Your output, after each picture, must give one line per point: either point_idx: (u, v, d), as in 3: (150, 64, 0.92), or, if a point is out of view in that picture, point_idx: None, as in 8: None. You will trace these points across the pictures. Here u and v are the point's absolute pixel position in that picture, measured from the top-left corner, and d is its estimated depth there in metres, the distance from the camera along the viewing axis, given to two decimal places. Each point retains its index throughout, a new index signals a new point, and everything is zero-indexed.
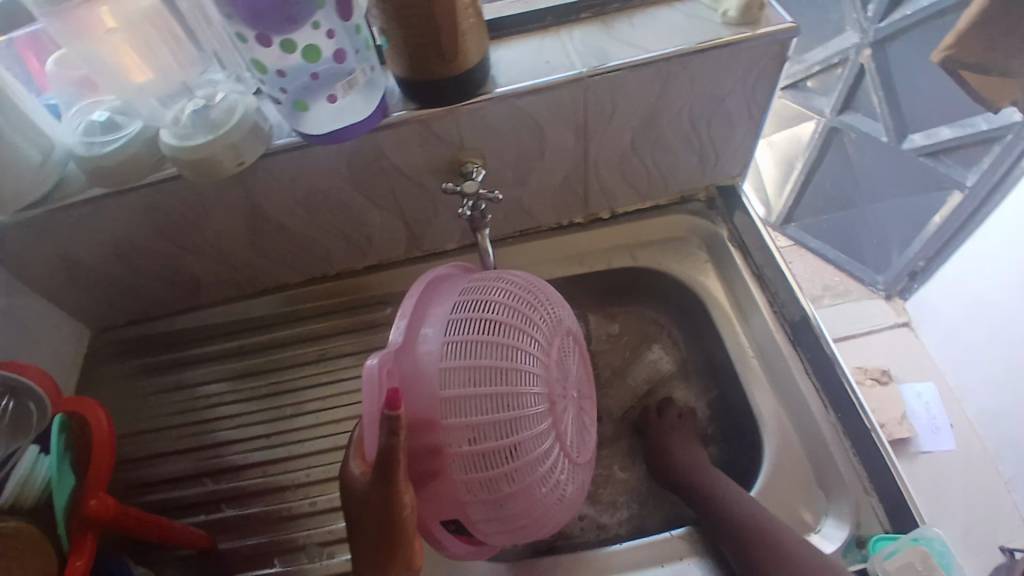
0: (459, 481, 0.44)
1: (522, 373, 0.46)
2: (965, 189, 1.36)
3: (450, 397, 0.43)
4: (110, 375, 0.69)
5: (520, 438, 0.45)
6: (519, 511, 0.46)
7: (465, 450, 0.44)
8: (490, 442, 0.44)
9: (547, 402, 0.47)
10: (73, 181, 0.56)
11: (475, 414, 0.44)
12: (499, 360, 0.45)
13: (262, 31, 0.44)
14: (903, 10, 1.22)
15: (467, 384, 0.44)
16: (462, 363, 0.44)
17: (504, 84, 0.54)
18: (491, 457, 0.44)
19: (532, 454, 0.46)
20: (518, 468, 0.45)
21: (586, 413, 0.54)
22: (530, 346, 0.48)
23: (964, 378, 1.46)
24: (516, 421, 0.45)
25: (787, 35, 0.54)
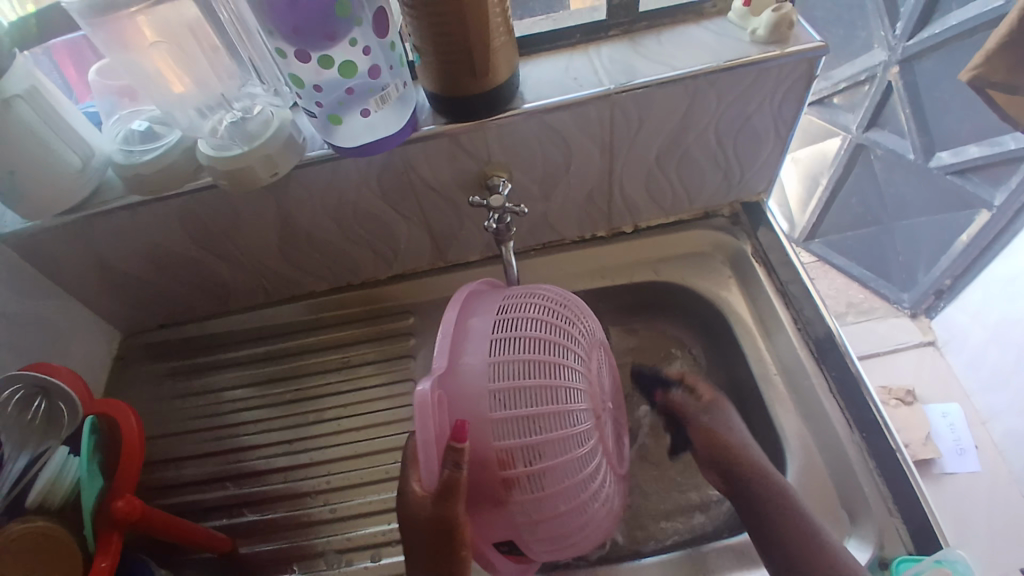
0: (518, 502, 0.45)
1: (567, 389, 0.47)
2: (993, 208, 1.34)
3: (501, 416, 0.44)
4: (138, 377, 0.71)
5: (570, 456, 0.46)
6: (572, 527, 0.47)
7: (522, 471, 0.44)
8: (546, 460, 0.44)
9: (593, 417, 0.48)
10: (112, 188, 0.57)
11: (528, 432, 0.44)
12: (545, 377, 0.46)
13: (300, 47, 0.45)
14: (931, 28, 1.21)
15: (516, 403, 0.44)
16: (509, 382, 0.45)
17: (532, 100, 0.54)
18: (546, 476, 0.45)
19: (581, 472, 0.47)
20: (570, 485, 0.46)
21: (620, 424, 0.55)
22: (571, 361, 0.48)
23: (992, 400, 1.42)
24: (566, 438, 0.45)
25: (816, 54, 0.54)
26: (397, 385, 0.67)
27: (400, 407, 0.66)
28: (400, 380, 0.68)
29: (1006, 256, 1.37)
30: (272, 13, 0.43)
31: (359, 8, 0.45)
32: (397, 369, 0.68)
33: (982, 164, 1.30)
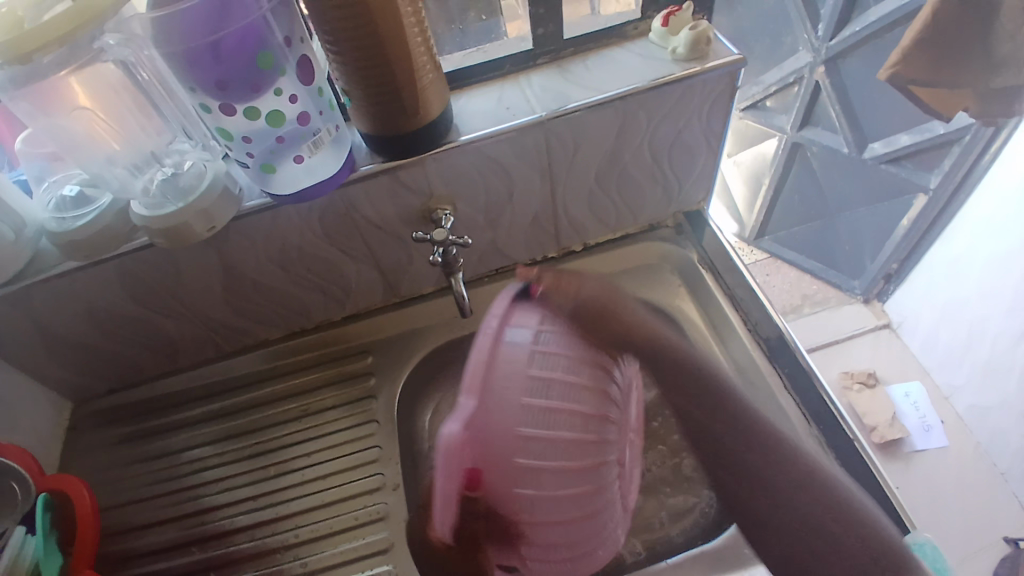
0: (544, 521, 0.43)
1: (588, 419, 0.44)
2: (929, 192, 1.38)
3: (530, 463, 0.41)
4: (89, 447, 0.68)
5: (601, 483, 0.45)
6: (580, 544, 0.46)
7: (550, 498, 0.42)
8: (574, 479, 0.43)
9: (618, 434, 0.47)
10: (48, 255, 0.56)
11: (554, 458, 0.42)
12: (569, 374, 0.44)
13: (226, 100, 0.44)
14: (851, 27, 1.27)
15: (551, 424, 0.42)
16: (549, 400, 0.42)
17: (467, 133, 0.55)
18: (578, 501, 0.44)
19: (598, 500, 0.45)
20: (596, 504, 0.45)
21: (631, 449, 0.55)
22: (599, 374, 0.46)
23: (949, 376, 1.47)
24: (577, 456, 0.43)
25: (736, 66, 0.56)
26: (361, 428, 0.66)
27: (366, 450, 0.65)
28: (363, 423, 0.67)
29: (946, 238, 1.44)
30: (191, 68, 0.42)
31: (282, 58, 0.45)
32: (359, 412, 0.67)
33: (913, 151, 1.35)
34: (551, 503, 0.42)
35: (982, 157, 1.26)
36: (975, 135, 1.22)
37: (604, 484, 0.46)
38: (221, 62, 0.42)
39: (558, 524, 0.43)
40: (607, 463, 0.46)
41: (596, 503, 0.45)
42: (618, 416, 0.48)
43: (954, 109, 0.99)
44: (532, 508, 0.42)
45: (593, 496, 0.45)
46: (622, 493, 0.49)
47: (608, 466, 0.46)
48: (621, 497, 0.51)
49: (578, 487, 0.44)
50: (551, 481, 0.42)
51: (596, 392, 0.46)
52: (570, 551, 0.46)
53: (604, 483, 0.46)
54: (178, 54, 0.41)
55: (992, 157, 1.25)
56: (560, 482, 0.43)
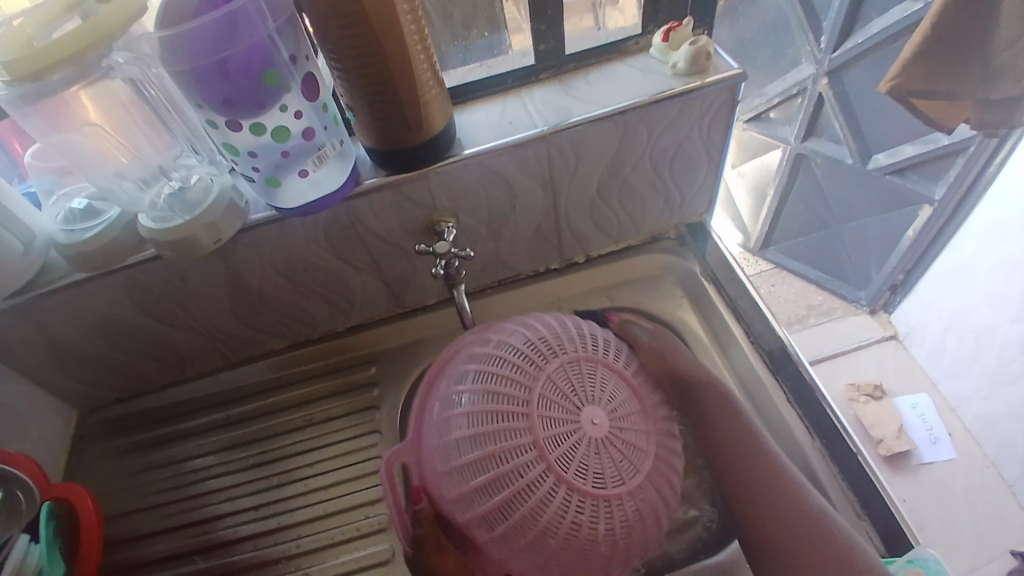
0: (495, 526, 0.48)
1: (514, 421, 0.48)
2: (934, 204, 1.38)
3: (454, 468, 0.49)
4: (96, 456, 0.69)
5: (543, 483, 0.46)
6: (546, 547, 0.47)
7: (489, 502, 0.47)
8: (502, 477, 0.47)
9: (568, 436, 0.47)
10: (57, 267, 0.57)
11: (478, 462, 0.48)
12: (499, 383, 0.49)
13: (232, 117, 0.45)
14: (854, 39, 1.28)
15: (474, 431, 0.48)
16: (468, 409, 0.49)
17: (469, 146, 0.56)
18: (512, 500, 0.47)
19: (550, 504, 0.46)
20: (547, 505, 0.46)
21: (632, 466, 0.48)
22: (540, 378, 0.49)
23: (957, 386, 1.46)
24: (501, 455, 0.47)
25: (735, 81, 0.57)
26: (364, 438, 0.67)
27: (368, 460, 0.65)
28: (367, 433, 0.67)
29: (952, 247, 1.43)
30: (199, 87, 0.43)
31: (287, 76, 0.46)
32: (362, 422, 0.68)
33: (919, 162, 1.35)
34: (476, 507, 0.48)
35: (988, 166, 1.24)
36: (979, 146, 1.22)
37: (532, 482, 0.46)
38: (227, 80, 0.43)
39: (495, 528, 0.48)
40: (527, 463, 0.46)
41: (529, 505, 0.46)
42: (551, 410, 0.48)
43: (956, 119, 0.99)
44: (472, 509, 0.49)
45: (516, 497, 0.47)
46: (596, 493, 0.46)
47: (533, 462, 0.46)
48: (608, 503, 0.47)
49: (494, 491, 0.47)
50: (467, 490, 0.48)
51: (513, 394, 0.49)
52: (541, 558, 0.48)
53: (530, 483, 0.46)
54: (187, 72, 0.42)
55: (998, 167, 1.24)
56: (474, 489, 0.48)
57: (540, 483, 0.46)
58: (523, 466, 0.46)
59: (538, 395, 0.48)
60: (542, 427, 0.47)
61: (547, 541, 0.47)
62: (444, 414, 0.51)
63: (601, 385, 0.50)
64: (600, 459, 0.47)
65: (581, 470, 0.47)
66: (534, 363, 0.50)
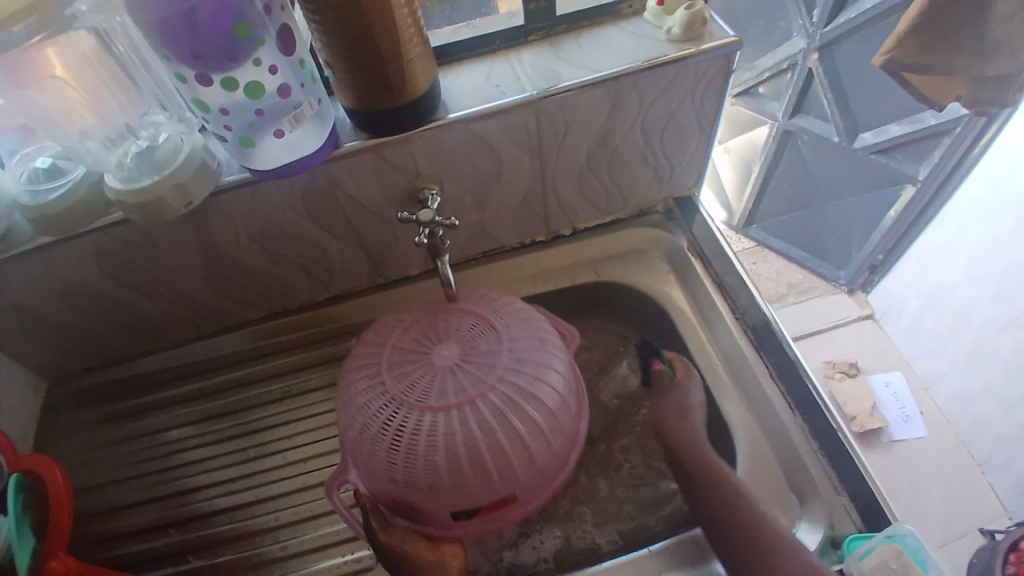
0: (399, 482, 0.47)
1: (376, 389, 0.48)
2: (918, 183, 1.38)
3: (346, 447, 0.50)
4: (67, 428, 0.67)
5: (411, 426, 0.46)
6: (444, 477, 0.46)
7: (380, 465, 0.47)
8: (378, 440, 0.47)
9: (422, 379, 0.47)
10: (23, 231, 0.54)
11: (357, 437, 0.48)
12: (358, 363, 0.51)
13: (201, 71, 0.43)
14: (846, 14, 1.26)
15: (348, 412, 0.49)
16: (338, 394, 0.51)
17: (455, 110, 0.53)
18: (395, 453, 0.46)
19: (422, 441, 0.46)
20: (420, 442, 0.46)
21: (488, 378, 0.47)
22: (390, 344, 0.50)
23: (931, 365, 1.49)
24: (372, 423, 0.47)
25: (731, 49, 0.55)
26: None
27: None
28: None
29: (933, 228, 1.44)
30: (164, 37, 0.40)
31: (261, 28, 0.43)
32: None
33: (904, 142, 1.35)
34: (376, 471, 0.48)
35: (974, 147, 1.25)
36: (965, 127, 1.22)
37: (402, 426, 0.46)
38: (195, 31, 0.40)
39: (401, 481, 0.47)
40: (389, 413, 0.47)
41: (406, 446, 0.46)
42: (404, 362, 0.49)
43: (948, 97, 0.98)
44: (376, 475, 0.48)
45: (396, 446, 0.46)
46: (458, 404, 0.46)
47: (394, 409, 0.47)
48: (472, 407, 0.46)
49: (377, 451, 0.47)
50: (364, 460, 0.48)
51: (371, 367, 0.49)
52: (456, 485, 0.47)
53: (401, 427, 0.46)
54: (152, 21, 0.39)
55: (983, 148, 1.25)
56: (365, 458, 0.48)
57: (406, 422, 0.46)
58: (388, 419, 0.47)
59: (388, 356, 0.49)
60: (395, 379, 0.48)
61: (443, 468, 0.46)
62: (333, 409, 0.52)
63: (465, 329, 0.50)
64: (454, 378, 0.47)
65: (435, 394, 0.47)
66: (389, 331, 0.51)
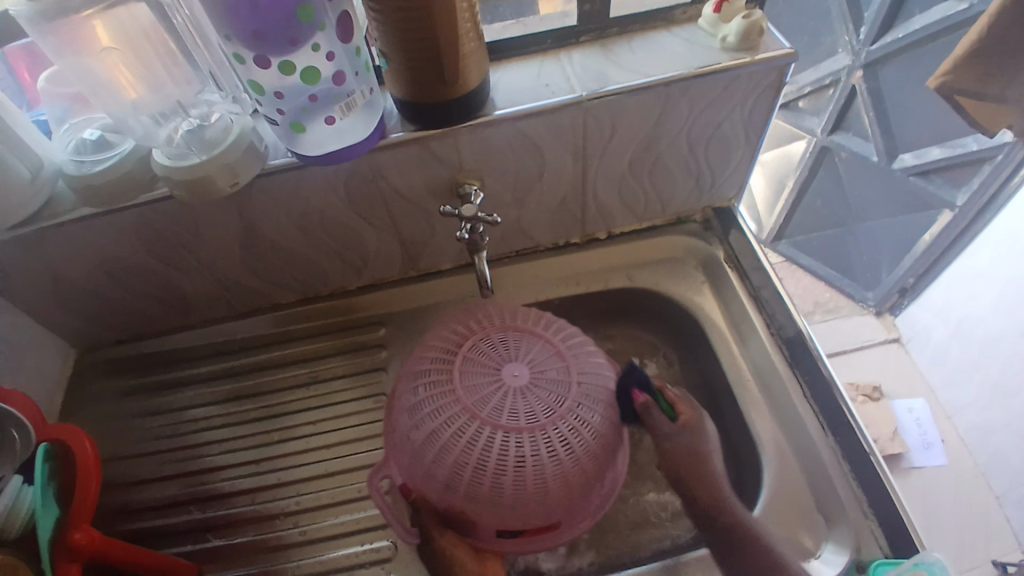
0: (461, 494, 0.49)
1: (448, 400, 0.50)
2: (955, 209, 1.35)
3: (409, 455, 0.52)
4: (94, 396, 0.68)
5: (483, 443, 0.48)
6: (506, 497, 0.49)
7: (445, 476, 0.49)
8: (449, 453, 0.49)
9: (496, 397, 0.50)
10: (64, 200, 0.54)
11: (424, 446, 0.50)
12: (426, 370, 0.52)
13: (261, 53, 0.43)
14: (894, 33, 1.24)
15: (415, 421, 0.51)
16: (405, 399, 0.52)
17: (503, 106, 0.53)
18: (462, 466, 0.48)
19: (493, 458, 0.48)
20: (489, 460, 0.48)
21: (560, 406, 0.50)
22: (463, 356, 0.52)
23: (955, 395, 1.46)
24: (444, 434, 0.49)
25: (785, 61, 0.54)
26: (370, 400, 0.66)
27: (373, 421, 0.64)
28: (372, 394, 0.66)
29: (965, 256, 1.41)
30: (228, 17, 0.40)
31: (322, 13, 0.43)
32: (368, 383, 0.67)
33: (944, 166, 1.32)
34: (438, 479, 0.50)
35: (1014, 176, 1.22)
36: (1007, 155, 1.20)
37: (473, 441, 0.48)
38: (260, 14, 0.40)
39: (461, 492, 0.49)
40: (461, 428, 0.49)
41: (476, 463, 0.48)
42: (475, 378, 0.51)
43: (998, 124, 0.96)
44: (437, 485, 0.50)
45: (464, 460, 0.48)
46: (530, 428, 0.48)
47: (466, 423, 0.49)
48: (544, 434, 0.49)
49: (444, 462, 0.49)
50: (428, 466, 0.50)
51: (440, 376, 0.51)
52: (515, 506, 0.49)
53: (472, 440, 0.48)
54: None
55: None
56: (430, 465, 0.50)
57: (477, 437, 0.48)
58: (458, 429, 0.49)
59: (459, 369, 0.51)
60: (467, 392, 0.50)
61: (508, 488, 0.48)
62: (396, 411, 0.53)
63: (534, 351, 0.53)
64: (526, 400, 0.50)
65: (508, 416, 0.49)
66: (458, 340, 0.53)
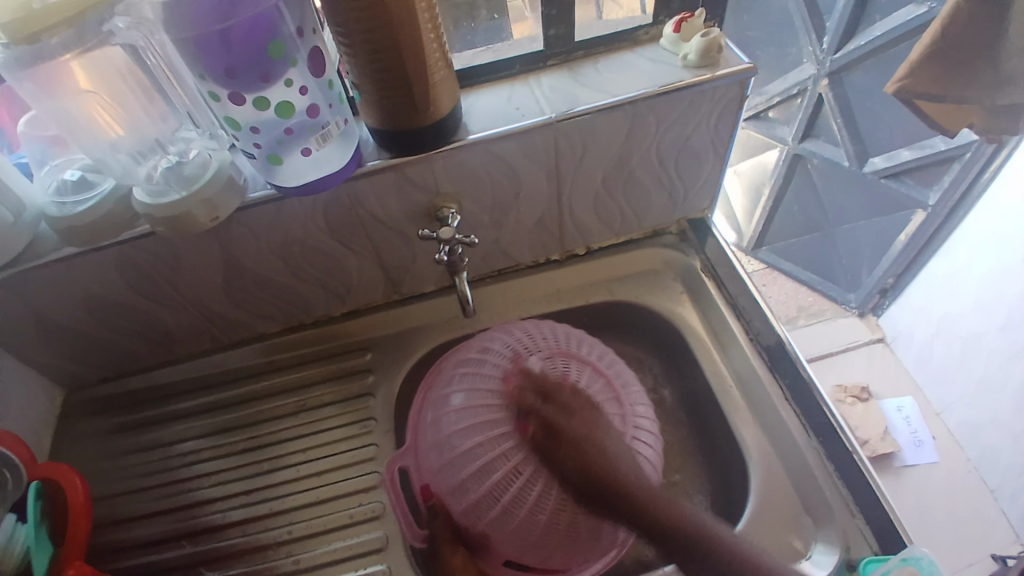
0: (489, 517, 0.52)
1: (501, 419, 0.53)
2: (927, 208, 1.39)
3: (443, 465, 0.54)
4: (81, 436, 0.68)
5: (526, 471, 0.51)
6: (533, 532, 0.51)
7: (477, 494, 0.52)
8: (490, 472, 0.52)
9: None
10: (46, 241, 0.55)
11: (466, 460, 0.53)
12: (484, 388, 0.55)
13: (235, 89, 0.44)
14: (857, 41, 1.28)
15: (463, 435, 0.54)
16: (455, 411, 0.55)
17: (476, 131, 0.55)
18: (498, 488, 0.52)
19: (533, 489, 0.51)
20: (527, 490, 0.51)
21: None
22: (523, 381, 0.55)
23: (943, 392, 1.48)
24: (491, 451, 0.52)
25: (745, 75, 0.56)
26: (358, 425, 0.66)
27: (361, 447, 0.65)
28: (361, 419, 0.66)
29: (942, 254, 1.44)
30: (202, 56, 0.42)
31: (293, 48, 0.45)
32: (355, 409, 0.67)
33: (914, 167, 1.36)
34: (469, 496, 0.53)
35: (984, 173, 1.26)
36: (975, 152, 1.23)
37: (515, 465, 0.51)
38: (232, 51, 0.42)
39: (490, 515, 0.52)
40: (510, 451, 0.52)
41: (515, 491, 0.51)
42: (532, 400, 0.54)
43: (960, 122, 1.00)
44: (467, 505, 0.53)
45: (503, 482, 0.51)
46: None
47: (516, 448, 0.52)
48: None
49: (484, 479, 0.52)
50: (461, 479, 0.53)
51: (497, 394, 0.54)
52: (536, 538, 0.52)
53: (513, 463, 0.51)
54: (190, 40, 0.41)
55: (993, 174, 1.25)
56: (466, 478, 0.53)
57: (524, 466, 0.51)
58: (507, 452, 0.52)
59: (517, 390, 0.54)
60: (523, 415, 0.53)
61: (539, 523, 0.51)
62: (436, 416, 0.56)
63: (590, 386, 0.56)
64: None
65: None
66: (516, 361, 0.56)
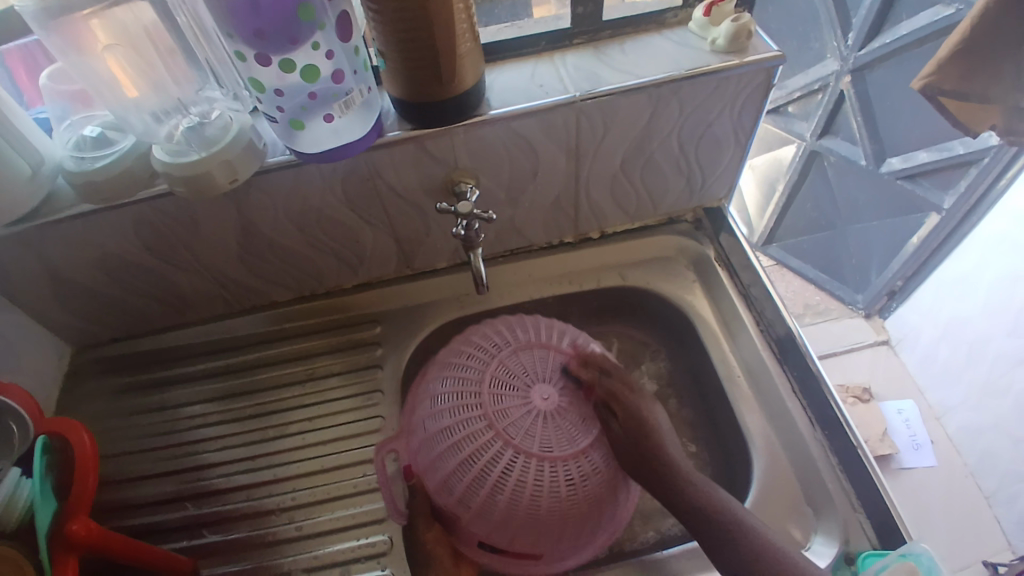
0: (456, 496, 0.53)
1: (475, 405, 0.54)
2: (942, 211, 1.38)
3: (419, 446, 0.56)
4: (91, 394, 0.68)
5: (492, 453, 0.52)
6: (499, 512, 0.52)
7: (445, 474, 0.53)
8: (458, 454, 0.53)
9: (520, 415, 0.53)
10: (62, 197, 0.55)
11: (438, 441, 0.54)
12: (461, 376, 0.56)
13: (262, 51, 0.44)
14: (882, 39, 1.26)
15: (436, 419, 0.55)
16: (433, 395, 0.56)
17: (498, 106, 0.54)
18: (465, 469, 0.52)
19: (497, 470, 0.52)
20: (494, 472, 0.52)
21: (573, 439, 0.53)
22: (496, 371, 0.55)
23: (944, 395, 1.48)
24: (460, 435, 0.53)
25: (773, 63, 0.56)
26: (365, 395, 0.66)
27: (367, 418, 0.65)
28: (368, 390, 0.67)
29: (953, 258, 1.44)
30: (230, 15, 0.41)
31: (322, 13, 0.45)
32: (364, 379, 0.67)
33: (931, 169, 1.34)
34: (438, 476, 0.54)
35: (999, 180, 1.26)
36: (994, 158, 1.22)
37: (482, 447, 0.52)
38: (263, 12, 0.42)
39: (457, 494, 0.53)
40: (480, 435, 0.53)
41: (482, 472, 0.52)
42: (504, 389, 0.55)
43: (982, 124, 0.98)
44: (438, 484, 0.54)
45: (471, 462, 0.52)
46: (542, 456, 0.52)
47: (484, 432, 0.53)
48: (552, 464, 0.52)
49: (452, 461, 0.53)
50: (433, 458, 0.54)
51: (472, 383, 0.55)
52: (502, 521, 0.53)
53: (481, 444, 0.52)
54: None
55: (1010, 181, 1.25)
56: (437, 458, 0.54)
57: (492, 450, 0.52)
58: (475, 436, 0.53)
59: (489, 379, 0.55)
60: (491, 403, 0.54)
61: (503, 504, 0.52)
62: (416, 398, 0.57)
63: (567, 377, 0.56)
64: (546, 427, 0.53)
65: (528, 437, 0.53)
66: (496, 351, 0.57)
